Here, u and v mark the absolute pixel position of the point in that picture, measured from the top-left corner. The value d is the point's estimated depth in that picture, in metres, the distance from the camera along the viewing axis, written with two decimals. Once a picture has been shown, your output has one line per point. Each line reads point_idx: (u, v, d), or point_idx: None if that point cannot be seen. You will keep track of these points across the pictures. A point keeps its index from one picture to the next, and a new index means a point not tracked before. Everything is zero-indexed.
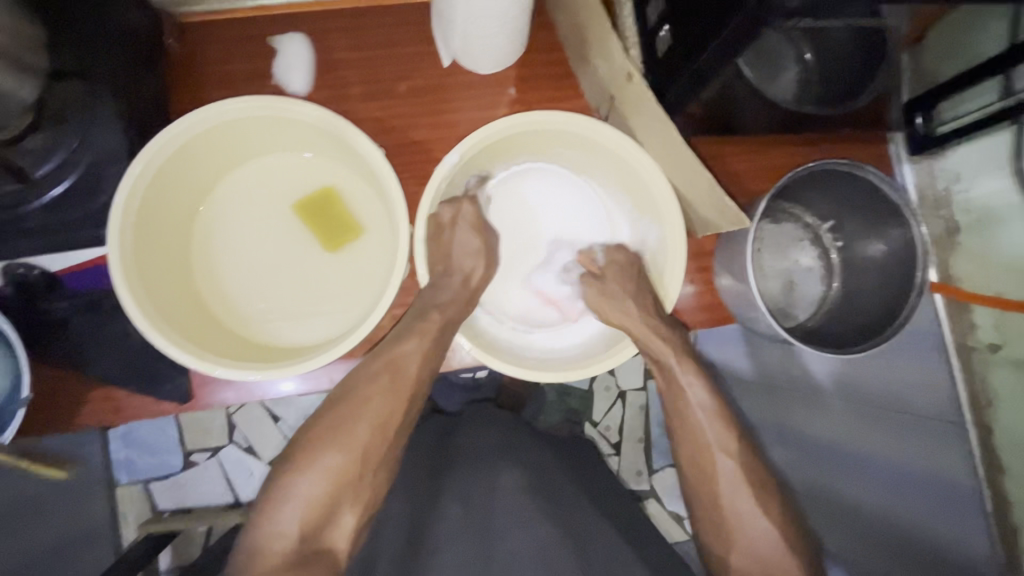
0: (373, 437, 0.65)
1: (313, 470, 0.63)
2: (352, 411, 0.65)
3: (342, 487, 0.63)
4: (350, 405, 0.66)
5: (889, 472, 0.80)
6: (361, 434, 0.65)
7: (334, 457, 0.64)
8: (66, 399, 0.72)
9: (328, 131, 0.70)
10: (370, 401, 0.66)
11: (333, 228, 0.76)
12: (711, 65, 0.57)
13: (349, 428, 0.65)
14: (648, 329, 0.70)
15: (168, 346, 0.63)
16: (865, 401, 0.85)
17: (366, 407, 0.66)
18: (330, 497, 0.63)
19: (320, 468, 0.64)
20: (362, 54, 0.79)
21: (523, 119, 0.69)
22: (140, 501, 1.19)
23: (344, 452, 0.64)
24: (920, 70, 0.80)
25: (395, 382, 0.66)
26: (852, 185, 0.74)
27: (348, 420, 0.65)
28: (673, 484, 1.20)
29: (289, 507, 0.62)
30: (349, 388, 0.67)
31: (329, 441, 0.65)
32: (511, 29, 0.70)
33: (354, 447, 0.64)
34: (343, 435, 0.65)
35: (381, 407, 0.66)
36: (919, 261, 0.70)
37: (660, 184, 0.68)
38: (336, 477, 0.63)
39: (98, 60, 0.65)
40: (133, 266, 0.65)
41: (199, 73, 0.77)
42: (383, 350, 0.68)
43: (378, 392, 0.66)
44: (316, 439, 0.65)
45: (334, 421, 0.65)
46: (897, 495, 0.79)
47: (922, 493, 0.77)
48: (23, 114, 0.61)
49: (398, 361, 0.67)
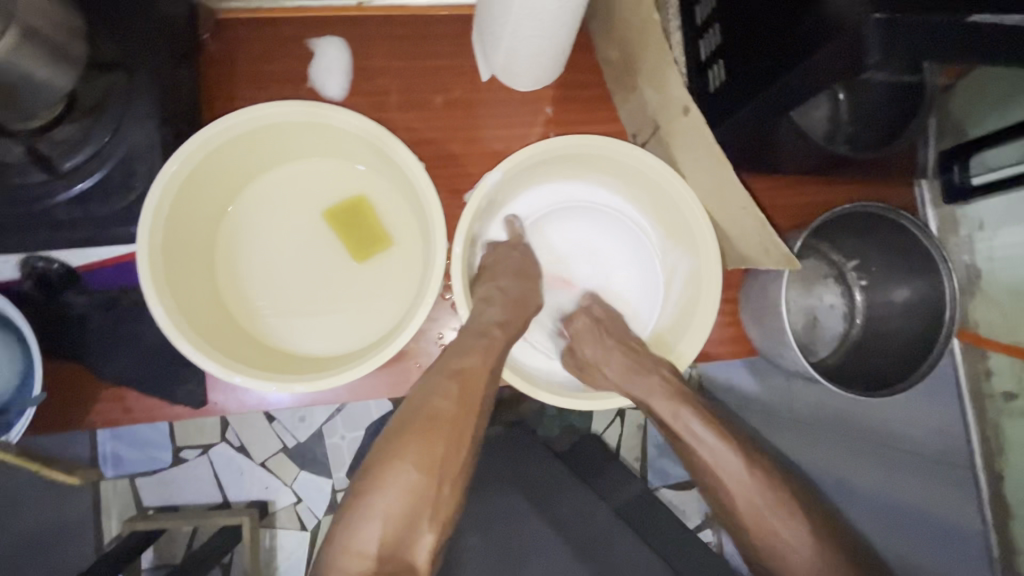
0: (448, 451, 0.62)
1: (390, 488, 0.61)
2: (428, 425, 0.62)
3: (420, 507, 0.61)
4: (425, 418, 0.62)
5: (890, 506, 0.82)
6: (437, 450, 0.62)
7: (412, 473, 0.61)
8: (74, 397, 0.69)
9: (371, 142, 0.69)
10: (441, 414, 0.62)
11: (363, 237, 0.75)
12: (771, 108, 0.57)
13: (424, 443, 0.62)
14: (632, 373, 0.70)
15: (195, 352, 0.62)
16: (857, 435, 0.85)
17: (442, 420, 0.63)
18: (408, 518, 0.60)
19: (396, 487, 0.61)
20: (400, 64, 0.78)
21: (567, 142, 0.69)
22: (125, 497, 1.16)
23: (421, 469, 0.61)
24: (947, 116, 0.81)
25: (464, 394, 0.63)
26: (881, 226, 0.75)
27: (424, 434, 0.62)
28: (674, 501, 1.20)
29: (366, 530, 0.59)
30: (422, 400, 0.64)
31: (405, 455, 0.61)
32: (556, 50, 0.70)
33: (431, 464, 0.61)
34: (419, 452, 0.61)
35: (453, 420, 0.63)
36: (948, 312, 0.72)
37: (699, 218, 0.69)
38: (415, 495, 0.61)
39: (137, 54, 0.63)
40: (160, 266, 0.63)
41: (233, 72, 0.76)
42: (447, 361, 0.65)
43: (451, 406, 0.63)
44: (393, 452, 0.62)
45: (408, 433, 0.62)
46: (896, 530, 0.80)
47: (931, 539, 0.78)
48: (55, 103, 0.59)
49: (464, 377, 0.64)
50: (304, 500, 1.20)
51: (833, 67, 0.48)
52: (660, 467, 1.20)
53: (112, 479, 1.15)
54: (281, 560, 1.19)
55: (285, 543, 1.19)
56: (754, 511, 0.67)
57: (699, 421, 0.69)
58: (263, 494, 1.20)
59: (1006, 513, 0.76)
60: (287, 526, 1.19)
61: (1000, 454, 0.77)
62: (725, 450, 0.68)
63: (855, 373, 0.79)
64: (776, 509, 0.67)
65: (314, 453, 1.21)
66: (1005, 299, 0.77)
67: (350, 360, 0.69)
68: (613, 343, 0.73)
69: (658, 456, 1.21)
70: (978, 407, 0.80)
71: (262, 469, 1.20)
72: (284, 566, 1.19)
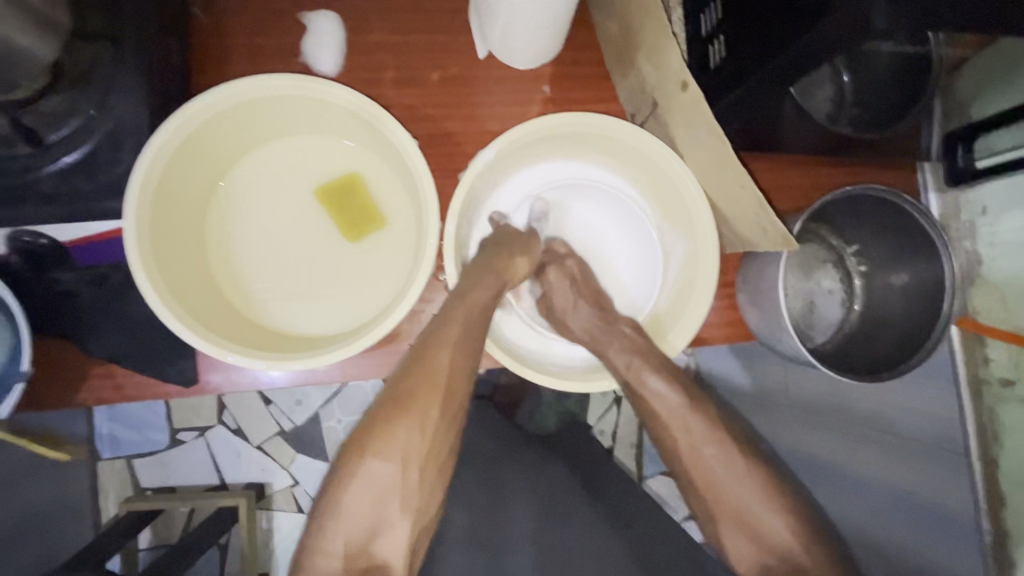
0: (413, 440, 0.64)
1: (360, 477, 0.63)
2: (392, 415, 0.64)
3: (389, 496, 0.63)
4: (391, 407, 0.64)
5: (874, 491, 0.85)
6: (402, 441, 0.63)
7: (378, 463, 0.63)
8: (65, 374, 0.69)
9: (364, 118, 0.67)
10: (405, 403, 0.64)
11: (356, 216, 0.74)
12: (771, 83, 0.56)
13: (390, 434, 0.63)
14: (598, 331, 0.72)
15: (182, 328, 0.61)
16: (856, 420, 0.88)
17: (406, 410, 0.64)
18: (377, 506, 0.63)
19: (365, 479, 0.63)
20: (395, 39, 0.76)
21: (564, 120, 0.68)
22: (123, 477, 1.17)
23: (387, 459, 0.63)
24: (952, 100, 0.79)
25: (428, 382, 0.64)
26: (881, 211, 0.73)
27: (387, 424, 0.64)
28: (665, 491, 1.21)
29: (342, 522, 0.63)
30: (391, 391, 0.65)
31: (372, 446, 0.64)
32: (555, 25, 0.68)
33: (396, 455, 0.63)
34: (384, 443, 0.63)
35: (418, 409, 0.64)
36: (947, 295, 0.70)
37: (697, 198, 0.68)
38: (384, 485, 0.63)
39: (124, 23, 0.61)
40: (149, 241, 0.62)
41: (223, 45, 0.74)
42: (417, 348, 0.65)
43: (415, 394, 0.64)
44: (361, 443, 0.64)
45: (375, 423, 0.64)
46: (881, 513, 0.84)
47: (903, 518, 0.81)
48: (41, 74, 0.56)
49: (429, 363, 0.64)
50: (300, 483, 1.20)
51: (837, 38, 0.47)
52: (655, 454, 1.22)
53: (111, 460, 1.16)
54: (277, 541, 1.19)
55: (282, 525, 1.19)
56: (695, 455, 0.71)
57: (657, 379, 0.69)
58: (260, 477, 1.20)
59: (1000, 504, 0.74)
60: (282, 508, 1.20)
61: (997, 442, 0.76)
62: (670, 394, 0.70)
63: (853, 359, 0.79)
64: (726, 463, 0.70)
65: (310, 436, 1.21)
66: (1004, 286, 0.76)
67: (342, 339, 0.68)
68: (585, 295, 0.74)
69: (653, 443, 1.22)
70: (974, 390, 0.79)
71: (257, 451, 1.20)
72: (279, 548, 1.19)
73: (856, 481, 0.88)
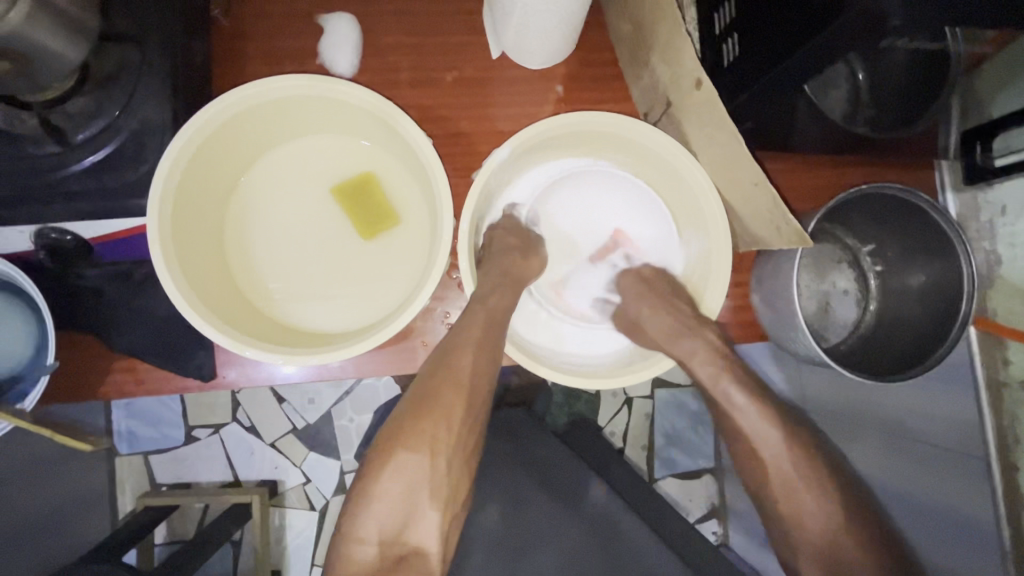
0: (439, 432, 0.65)
1: (391, 470, 0.65)
2: (418, 410, 0.66)
3: (417, 489, 0.65)
4: (418, 401, 0.65)
5: (910, 500, 0.84)
6: (430, 434, 0.65)
7: (406, 455, 0.65)
8: (89, 368, 0.71)
9: (380, 119, 0.69)
10: (431, 396, 0.65)
11: (371, 215, 0.75)
12: (784, 81, 0.56)
13: (418, 429, 0.65)
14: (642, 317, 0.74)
15: (203, 324, 0.62)
16: (881, 425, 0.89)
17: (433, 405, 0.65)
18: (408, 499, 0.65)
19: (393, 470, 0.65)
20: (411, 41, 0.77)
21: (577, 118, 0.68)
22: (140, 474, 1.19)
23: (413, 450, 0.65)
24: (970, 97, 0.79)
25: (454, 378, 0.65)
26: (897, 207, 0.72)
27: (416, 418, 0.66)
28: (678, 493, 1.21)
29: (374, 514, 0.65)
30: (417, 389, 0.66)
31: (402, 440, 0.65)
32: (567, 26, 0.68)
33: (424, 447, 0.65)
34: (412, 436, 0.65)
35: (446, 407, 0.65)
36: (964, 293, 0.69)
37: (710, 197, 0.68)
38: (414, 478, 0.65)
39: (148, 25, 0.63)
40: (170, 237, 0.64)
41: (242, 48, 0.75)
42: (444, 347, 0.66)
43: (442, 390, 0.65)
44: (390, 439, 0.66)
45: (405, 420, 0.66)
46: (918, 523, 0.83)
47: (944, 525, 0.79)
48: (69, 75, 0.58)
49: (454, 363, 0.65)
50: (312, 480, 1.22)
51: (856, 33, 0.46)
52: (667, 456, 1.21)
53: (128, 456, 1.18)
54: (291, 539, 1.20)
55: (294, 523, 1.21)
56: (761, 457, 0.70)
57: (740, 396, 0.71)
58: (273, 474, 1.21)
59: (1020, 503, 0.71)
60: (295, 505, 1.21)
61: (1017, 446, 0.72)
62: (746, 403, 0.70)
63: (868, 359, 0.78)
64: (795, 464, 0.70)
65: (323, 435, 1.22)
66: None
67: (357, 335, 0.69)
68: (653, 301, 0.74)
69: (665, 445, 1.22)
70: (992, 392, 0.76)
71: (271, 449, 1.21)
72: (292, 545, 1.20)
73: (891, 489, 0.87)
